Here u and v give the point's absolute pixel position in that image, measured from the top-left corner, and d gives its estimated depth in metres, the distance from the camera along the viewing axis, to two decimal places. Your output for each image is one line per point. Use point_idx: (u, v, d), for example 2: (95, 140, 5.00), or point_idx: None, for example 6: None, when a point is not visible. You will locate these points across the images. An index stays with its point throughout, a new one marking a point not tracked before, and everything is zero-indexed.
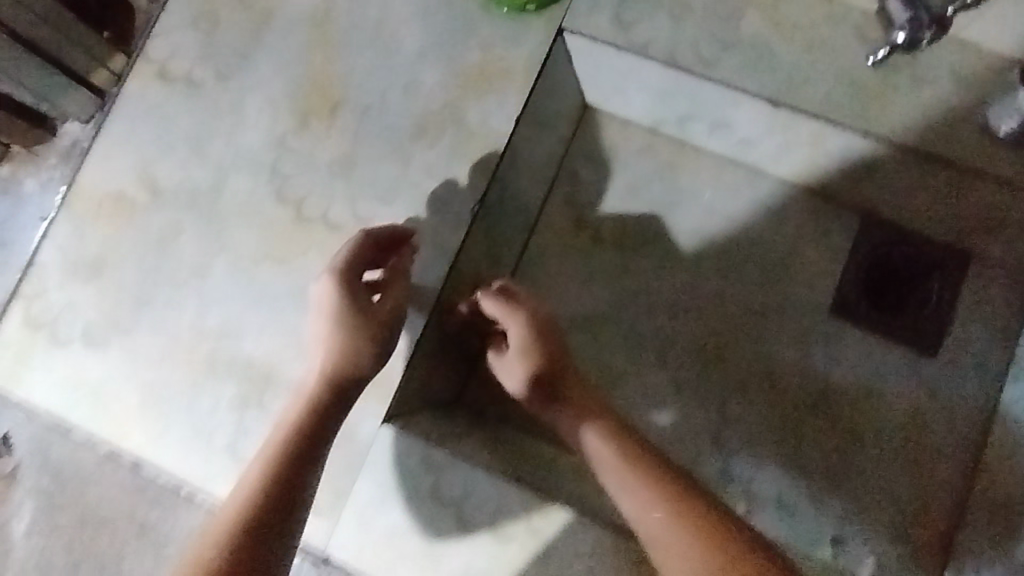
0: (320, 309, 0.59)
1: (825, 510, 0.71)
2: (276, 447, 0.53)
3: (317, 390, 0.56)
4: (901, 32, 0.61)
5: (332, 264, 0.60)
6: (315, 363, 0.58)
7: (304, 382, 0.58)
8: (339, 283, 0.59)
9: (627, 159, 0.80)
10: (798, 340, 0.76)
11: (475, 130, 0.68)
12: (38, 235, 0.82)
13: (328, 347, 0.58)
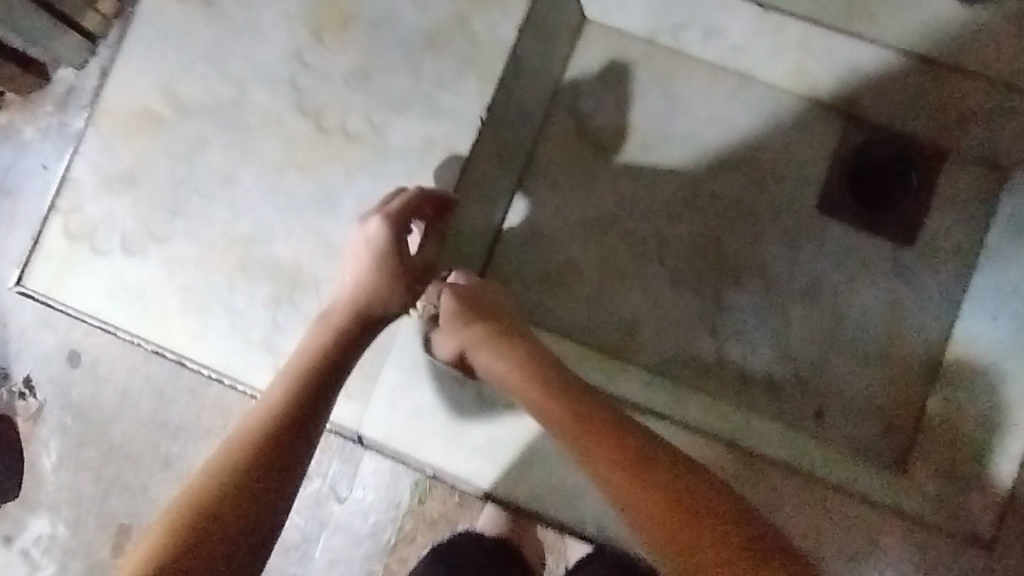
0: (369, 251, 0.67)
1: (810, 387, 0.80)
2: (300, 371, 0.61)
3: (345, 323, 0.65)
4: None
5: (388, 211, 0.67)
6: (348, 301, 0.67)
7: (329, 316, 0.66)
8: (394, 231, 0.67)
9: (628, 66, 0.82)
10: (791, 236, 0.81)
11: (482, 42, 0.72)
12: (47, 182, 0.97)
13: (367, 287, 0.67)
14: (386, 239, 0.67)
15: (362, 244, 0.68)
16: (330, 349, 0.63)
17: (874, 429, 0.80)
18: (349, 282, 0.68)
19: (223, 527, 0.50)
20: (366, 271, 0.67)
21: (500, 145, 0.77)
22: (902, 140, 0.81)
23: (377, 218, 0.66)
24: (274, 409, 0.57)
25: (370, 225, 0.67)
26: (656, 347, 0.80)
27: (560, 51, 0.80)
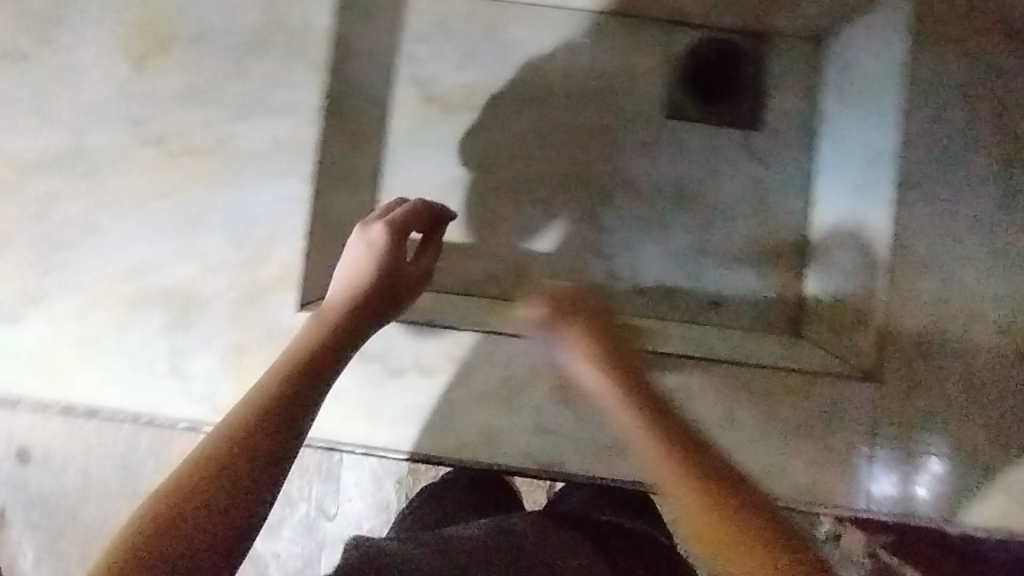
0: (370, 255, 0.67)
1: (699, 283, 0.83)
2: (291, 361, 0.56)
3: (342, 322, 0.63)
4: None
5: (392, 219, 0.69)
6: (344, 301, 0.65)
7: (325, 313, 0.64)
8: (395, 234, 0.68)
9: (454, 25, 0.86)
10: (646, 145, 0.85)
11: (301, 32, 0.75)
12: None
13: (369, 287, 0.66)
14: (388, 243, 0.68)
15: (362, 249, 0.68)
16: (334, 339, 0.61)
17: (768, 302, 0.84)
18: (345, 285, 0.67)
19: (223, 490, 0.45)
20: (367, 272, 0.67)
21: (346, 128, 0.80)
22: (721, 37, 0.87)
23: (382, 222, 0.69)
24: (288, 373, 0.54)
25: (371, 231, 0.69)
26: (550, 282, 0.83)
27: (384, 26, 0.84)
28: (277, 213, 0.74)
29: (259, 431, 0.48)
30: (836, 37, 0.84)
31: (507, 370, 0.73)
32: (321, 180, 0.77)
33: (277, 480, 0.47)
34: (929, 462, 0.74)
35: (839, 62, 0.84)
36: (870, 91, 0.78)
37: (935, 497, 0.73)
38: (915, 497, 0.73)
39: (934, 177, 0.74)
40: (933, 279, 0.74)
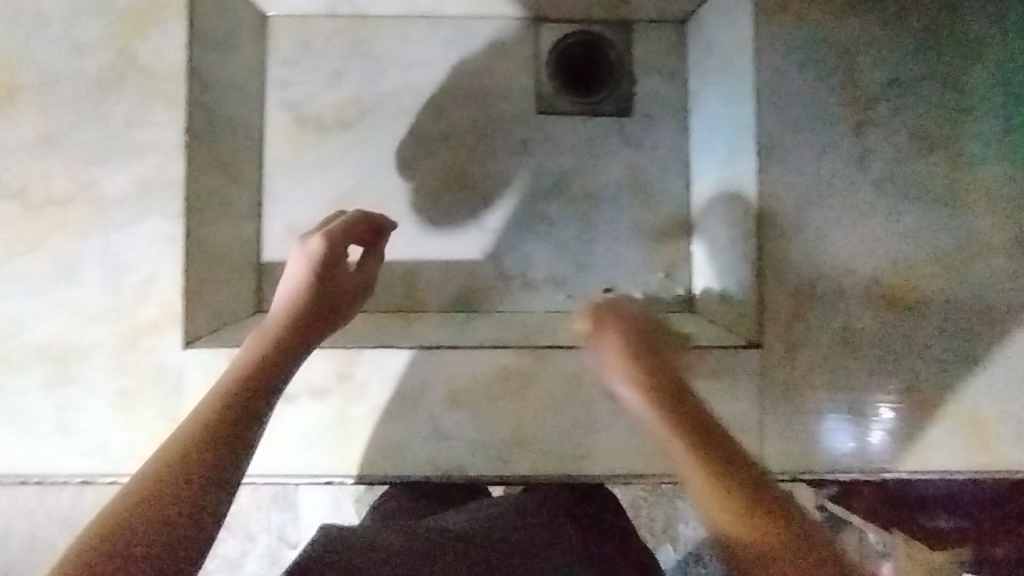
0: (311, 268, 0.68)
1: (588, 272, 0.86)
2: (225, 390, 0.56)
3: (283, 337, 0.63)
4: None
5: (332, 232, 0.70)
6: (286, 315, 0.65)
7: (268, 330, 0.64)
8: (336, 245, 0.70)
9: (321, 45, 0.86)
10: (522, 142, 0.86)
11: (154, 68, 0.73)
12: None
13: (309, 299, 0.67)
14: (327, 255, 0.69)
15: (303, 259, 0.68)
16: (274, 355, 0.61)
17: (658, 282, 0.87)
18: (288, 298, 0.67)
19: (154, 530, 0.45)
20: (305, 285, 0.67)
21: (218, 159, 0.78)
22: (597, 30, 0.88)
23: (318, 235, 0.70)
24: (229, 391, 0.56)
25: (311, 244, 0.69)
26: (441, 290, 0.84)
27: (248, 52, 0.84)
28: (150, 253, 0.72)
29: (197, 451, 0.50)
30: (694, 16, 0.86)
31: (399, 382, 0.74)
32: (195, 214, 0.74)
33: (208, 513, 0.48)
34: (835, 417, 0.78)
35: (701, 41, 0.85)
36: (732, 67, 0.80)
37: (853, 445, 0.78)
38: (838, 457, 0.78)
39: (793, 147, 0.77)
40: (802, 244, 0.77)
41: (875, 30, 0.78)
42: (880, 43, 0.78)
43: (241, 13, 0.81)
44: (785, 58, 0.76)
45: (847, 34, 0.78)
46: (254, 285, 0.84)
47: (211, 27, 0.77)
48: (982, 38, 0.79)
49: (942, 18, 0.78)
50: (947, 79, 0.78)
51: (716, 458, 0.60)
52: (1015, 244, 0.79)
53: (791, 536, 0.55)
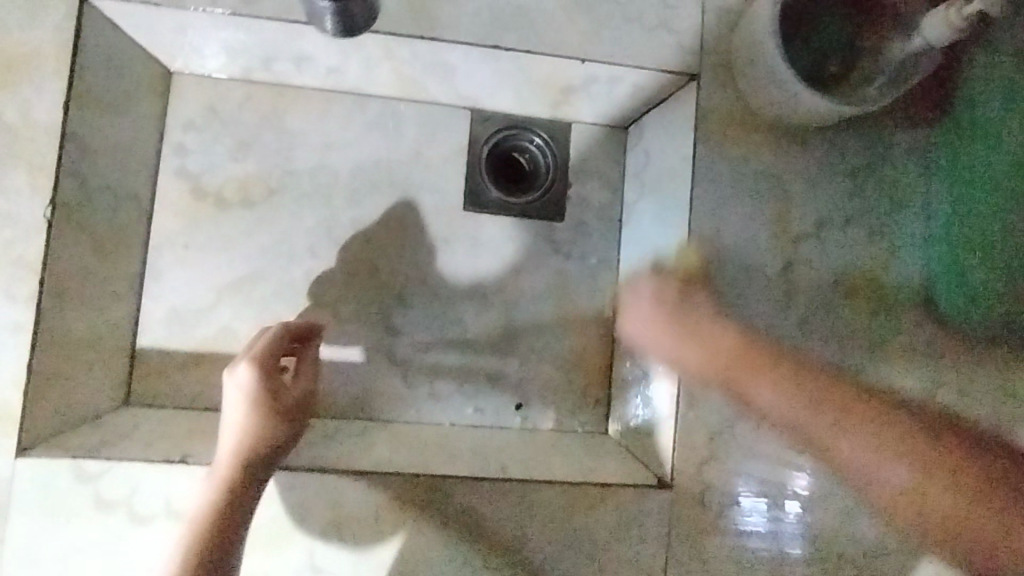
0: (244, 400, 0.63)
1: (500, 385, 0.80)
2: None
3: (228, 488, 0.60)
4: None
5: (258, 354, 0.65)
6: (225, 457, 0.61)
7: (211, 480, 0.61)
8: (263, 370, 0.64)
9: (231, 112, 0.78)
10: (443, 241, 0.81)
11: (18, 128, 0.63)
12: None
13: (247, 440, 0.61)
14: (257, 381, 0.64)
15: (234, 393, 0.64)
16: (227, 505, 0.60)
17: (572, 401, 0.82)
18: (230, 432, 0.63)
19: None
20: (244, 418, 0.62)
21: (91, 234, 0.69)
22: (541, 130, 0.83)
23: (244, 367, 0.63)
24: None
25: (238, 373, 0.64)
26: (336, 396, 0.77)
27: (144, 112, 0.75)
28: None
29: None
30: (638, 126, 0.82)
31: (271, 508, 0.65)
32: (51, 299, 0.64)
33: None
34: (748, 480, 0.72)
35: (640, 155, 0.82)
36: (670, 188, 0.76)
37: (767, 522, 0.72)
38: (746, 534, 0.72)
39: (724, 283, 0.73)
40: None
41: (812, 162, 0.74)
42: (816, 177, 0.74)
43: (139, 69, 0.73)
44: (724, 188, 0.73)
45: (786, 165, 0.74)
46: (123, 373, 0.75)
47: (98, 86, 0.68)
48: (914, 184, 0.76)
49: (879, 157, 0.75)
50: (874, 221, 0.75)
51: (879, 416, 0.59)
52: (926, 394, 0.74)
53: (952, 504, 0.55)
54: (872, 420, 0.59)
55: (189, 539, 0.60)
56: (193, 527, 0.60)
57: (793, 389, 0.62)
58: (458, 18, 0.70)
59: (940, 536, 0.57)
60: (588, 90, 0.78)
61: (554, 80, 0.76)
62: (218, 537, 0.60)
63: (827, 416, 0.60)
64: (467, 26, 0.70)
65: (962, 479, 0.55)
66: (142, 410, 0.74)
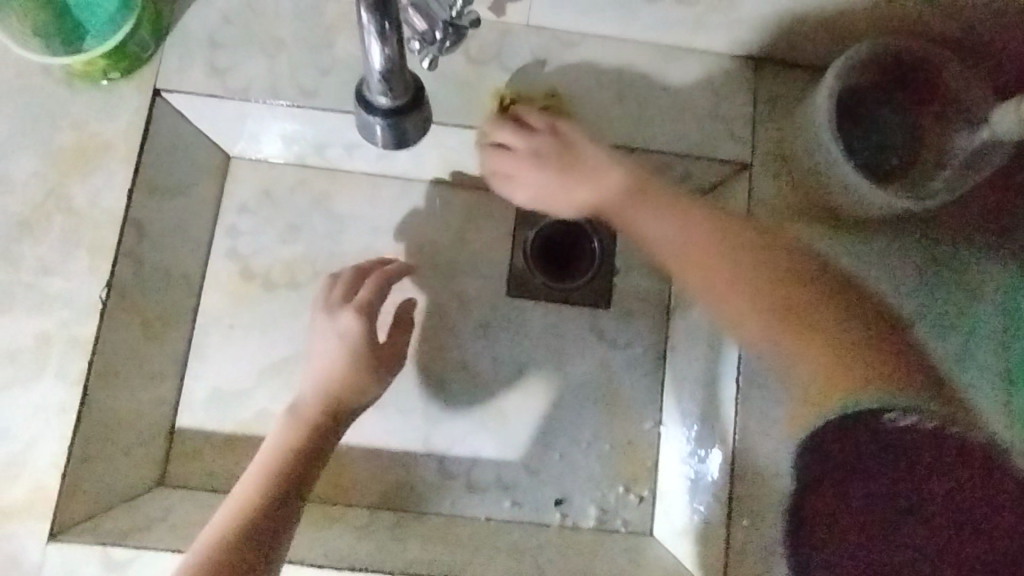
0: (344, 342, 0.68)
1: (540, 476, 0.77)
2: (269, 472, 0.63)
3: (315, 416, 0.67)
4: (382, 96, 0.49)
5: (359, 302, 0.69)
6: (316, 388, 0.68)
7: (300, 407, 0.68)
8: (368, 321, 0.69)
9: (283, 195, 0.80)
10: (485, 327, 0.79)
11: (85, 213, 0.67)
12: None
13: (341, 379, 0.67)
14: (356, 329, 0.68)
15: (334, 340, 0.68)
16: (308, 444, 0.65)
17: (616, 498, 0.77)
18: (321, 372, 0.68)
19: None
20: (342, 362, 0.68)
21: (142, 313, 0.70)
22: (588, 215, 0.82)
23: (348, 313, 0.68)
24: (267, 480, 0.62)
25: (340, 320, 0.69)
26: (373, 481, 0.75)
27: (202, 195, 0.77)
28: (31, 424, 0.63)
29: (245, 534, 0.58)
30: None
31: None
32: (99, 377, 0.65)
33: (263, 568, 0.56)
34: None
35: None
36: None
37: None
38: None
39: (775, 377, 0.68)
40: (780, 488, 0.66)
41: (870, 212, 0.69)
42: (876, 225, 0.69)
43: (200, 156, 0.76)
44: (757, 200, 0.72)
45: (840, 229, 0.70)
46: (162, 452, 0.75)
47: (162, 171, 0.71)
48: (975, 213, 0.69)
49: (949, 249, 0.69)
50: (954, 313, 0.67)
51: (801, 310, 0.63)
52: None
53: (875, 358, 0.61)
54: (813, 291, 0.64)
55: (268, 465, 0.63)
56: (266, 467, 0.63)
57: (749, 284, 0.65)
58: (506, 109, 0.72)
59: (829, 389, 0.63)
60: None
61: None
62: (301, 458, 0.64)
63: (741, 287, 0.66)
64: (515, 117, 0.72)
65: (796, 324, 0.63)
66: (176, 492, 0.73)
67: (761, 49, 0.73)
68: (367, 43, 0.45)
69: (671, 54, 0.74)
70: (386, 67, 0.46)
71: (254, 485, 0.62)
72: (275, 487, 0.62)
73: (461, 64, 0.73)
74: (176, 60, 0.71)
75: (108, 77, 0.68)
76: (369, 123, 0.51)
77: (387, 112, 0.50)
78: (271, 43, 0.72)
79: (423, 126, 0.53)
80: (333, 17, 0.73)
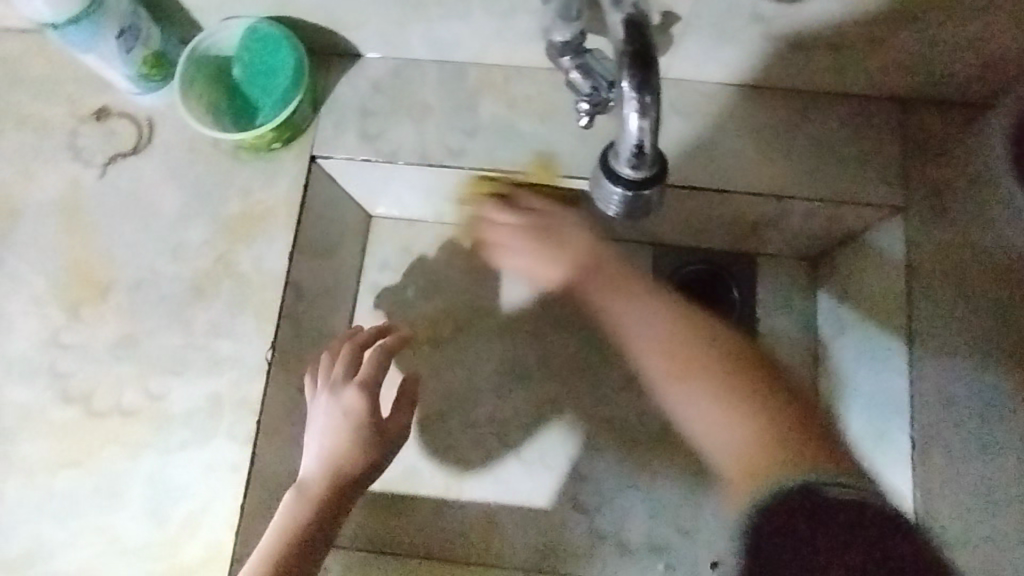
0: (344, 422, 0.63)
1: (693, 537, 0.74)
2: (277, 552, 0.59)
3: (322, 496, 0.62)
4: (628, 163, 0.51)
5: (359, 379, 0.65)
6: (321, 465, 0.62)
7: (303, 485, 0.62)
8: (371, 393, 0.65)
9: (422, 253, 0.82)
10: (626, 379, 0.78)
11: (250, 277, 0.70)
12: None
13: (346, 456, 0.63)
14: (356, 408, 0.64)
15: (338, 417, 0.63)
16: (325, 514, 0.61)
17: None
18: (319, 451, 0.63)
19: None
20: (340, 440, 0.63)
21: (299, 372, 0.72)
22: (727, 263, 0.82)
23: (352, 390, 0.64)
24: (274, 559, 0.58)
25: (345, 397, 0.64)
26: (521, 542, 0.74)
27: (348, 255, 0.80)
28: (205, 484, 0.65)
29: None
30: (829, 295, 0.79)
31: None
32: (265, 437, 0.67)
33: None
34: None
35: (835, 320, 0.78)
36: (890, 330, 0.69)
37: None
38: None
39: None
40: None
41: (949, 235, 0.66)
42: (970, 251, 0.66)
43: (348, 217, 0.79)
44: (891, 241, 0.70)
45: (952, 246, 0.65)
46: None
47: (316, 234, 0.74)
48: None
49: None
50: None
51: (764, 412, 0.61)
52: None
53: (796, 443, 0.59)
54: (716, 386, 0.62)
55: (276, 543, 0.59)
56: (282, 532, 0.60)
57: (689, 360, 0.63)
58: None
59: (810, 454, 0.58)
60: (777, 224, 0.75)
61: (743, 216, 0.74)
62: (310, 541, 0.60)
63: (702, 380, 0.62)
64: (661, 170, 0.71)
65: (748, 417, 0.60)
66: None
67: (908, 91, 0.71)
68: (626, 116, 0.48)
69: (815, 100, 0.72)
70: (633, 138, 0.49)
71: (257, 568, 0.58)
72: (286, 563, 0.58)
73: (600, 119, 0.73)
74: (330, 128, 0.74)
75: (271, 148, 0.72)
76: (607, 193, 0.53)
77: (627, 183, 0.52)
78: (416, 108, 0.74)
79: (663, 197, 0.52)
80: (477, 80, 0.74)
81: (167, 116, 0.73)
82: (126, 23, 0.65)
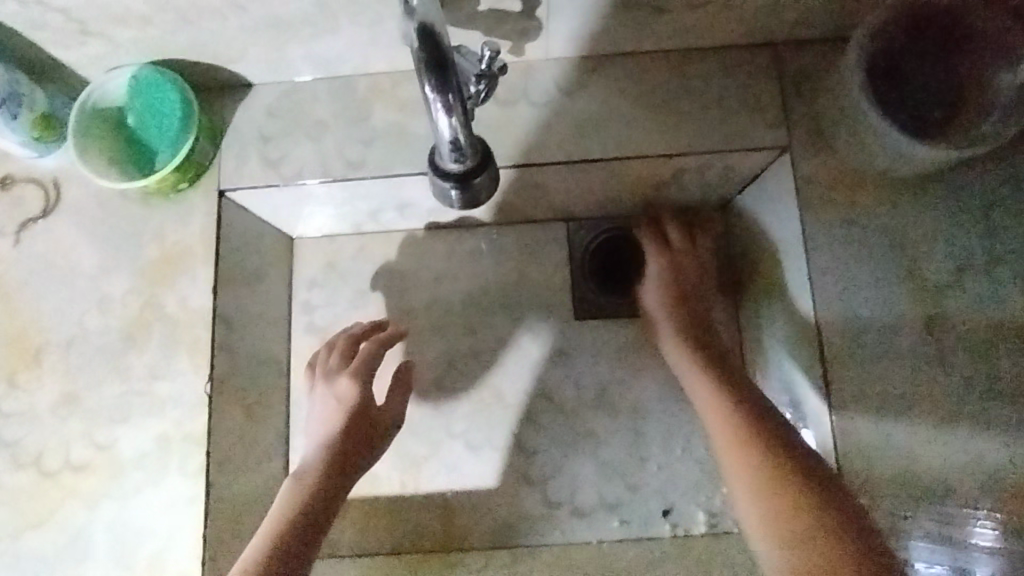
0: (342, 408, 0.69)
1: (643, 490, 0.77)
2: (283, 522, 0.61)
3: (323, 474, 0.66)
4: (453, 164, 0.57)
5: (354, 368, 0.71)
6: (321, 447, 0.67)
7: (305, 466, 0.67)
8: (366, 380, 0.71)
9: (347, 266, 0.85)
10: (559, 353, 0.81)
11: (177, 317, 0.72)
12: None
13: (342, 439, 0.68)
14: (352, 394, 0.70)
15: (334, 404, 0.70)
16: (321, 497, 0.64)
17: (722, 500, 0.76)
18: (320, 437, 0.68)
19: None
20: (339, 424, 0.68)
21: (242, 399, 0.74)
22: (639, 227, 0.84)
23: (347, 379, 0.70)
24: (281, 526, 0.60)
25: (339, 385, 0.71)
26: (481, 522, 0.77)
27: (275, 279, 0.82)
28: (166, 520, 0.67)
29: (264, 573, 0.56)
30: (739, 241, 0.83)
31: None
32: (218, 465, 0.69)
33: None
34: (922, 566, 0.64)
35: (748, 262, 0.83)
36: (794, 265, 0.72)
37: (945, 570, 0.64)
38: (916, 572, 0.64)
39: (876, 332, 0.68)
40: (893, 462, 0.65)
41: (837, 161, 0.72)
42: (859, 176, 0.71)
43: (269, 243, 0.81)
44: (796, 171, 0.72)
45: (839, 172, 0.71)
46: None
47: (237, 265, 0.76)
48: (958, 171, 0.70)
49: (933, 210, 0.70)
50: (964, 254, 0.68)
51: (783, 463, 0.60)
52: None
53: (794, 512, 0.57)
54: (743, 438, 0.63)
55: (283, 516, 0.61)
56: (281, 514, 0.62)
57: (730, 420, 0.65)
58: (542, 143, 0.74)
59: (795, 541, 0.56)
60: (679, 181, 0.78)
61: (643, 179, 0.77)
62: (317, 513, 0.63)
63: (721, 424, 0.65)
64: (557, 149, 0.73)
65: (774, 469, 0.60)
66: None
67: (776, 36, 0.74)
68: (435, 117, 0.51)
69: (692, 58, 0.75)
70: (448, 144, 0.54)
71: (266, 536, 0.59)
72: (292, 530, 0.60)
73: (490, 110, 0.75)
74: (232, 160, 0.75)
75: (178, 188, 0.74)
76: (442, 189, 0.58)
77: (455, 177, 0.58)
78: (312, 126, 0.76)
79: (489, 187, 0.60)
80: (366, 91, 0.76)
81: (70, 176, 0.75)
82: (4, 93, 0.66)
